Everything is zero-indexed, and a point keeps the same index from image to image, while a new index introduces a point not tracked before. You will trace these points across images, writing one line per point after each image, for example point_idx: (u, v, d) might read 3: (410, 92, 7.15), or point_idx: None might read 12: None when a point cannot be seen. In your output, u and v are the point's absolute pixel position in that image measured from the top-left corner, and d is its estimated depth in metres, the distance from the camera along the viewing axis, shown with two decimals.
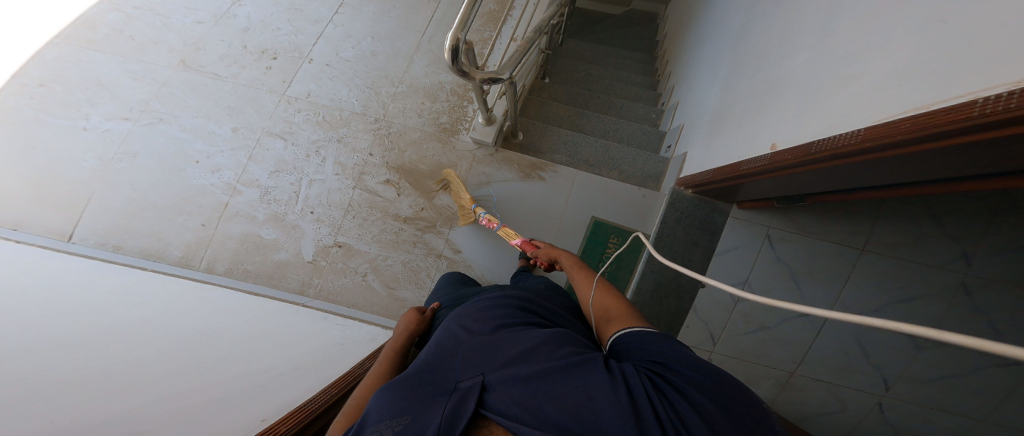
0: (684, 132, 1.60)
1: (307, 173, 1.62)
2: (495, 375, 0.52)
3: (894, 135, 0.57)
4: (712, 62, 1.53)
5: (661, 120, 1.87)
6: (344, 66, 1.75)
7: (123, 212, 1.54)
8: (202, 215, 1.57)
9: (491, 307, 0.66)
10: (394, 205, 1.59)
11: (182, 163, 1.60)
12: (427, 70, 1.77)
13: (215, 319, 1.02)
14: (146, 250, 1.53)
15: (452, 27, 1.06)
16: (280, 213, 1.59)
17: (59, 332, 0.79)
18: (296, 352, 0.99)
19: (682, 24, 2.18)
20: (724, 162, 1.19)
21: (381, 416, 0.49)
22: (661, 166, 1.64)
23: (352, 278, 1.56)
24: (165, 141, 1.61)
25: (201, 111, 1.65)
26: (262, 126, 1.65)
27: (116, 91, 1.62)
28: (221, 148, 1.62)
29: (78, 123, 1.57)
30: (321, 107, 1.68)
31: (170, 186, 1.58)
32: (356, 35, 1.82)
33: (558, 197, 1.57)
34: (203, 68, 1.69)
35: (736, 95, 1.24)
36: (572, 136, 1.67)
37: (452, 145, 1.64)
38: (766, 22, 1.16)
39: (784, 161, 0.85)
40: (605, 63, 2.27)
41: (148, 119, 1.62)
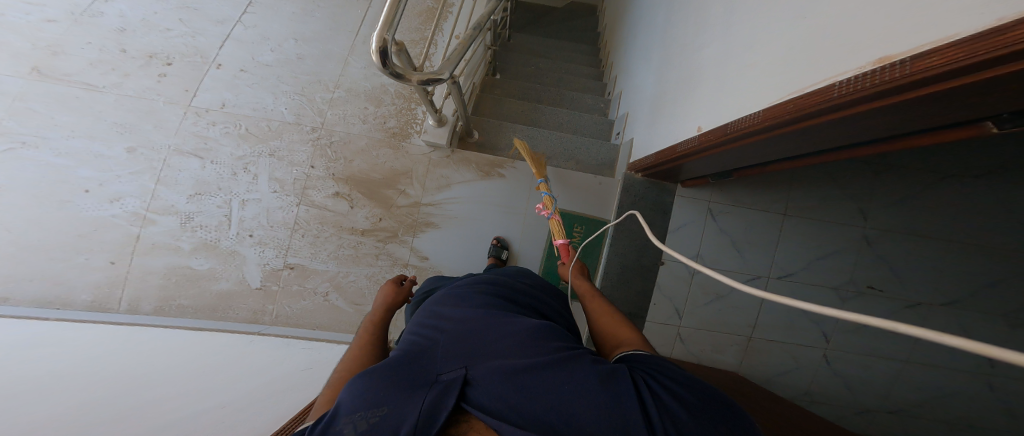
0: (629, 120, 1.69)
1: (237, 192, 1.46)
2: (480, 366, 0.53)
3: (783, 115, 0.67)
4: (644, 53, 1.63)
5: (610, 110, 1.96)
6: (264, 72, 1.59)
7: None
8: (108, 252, 1.37)
9: (472, 303, 0.68)
10: (348, 218, 1.49)
11: (66, 194, 1.36)
12: (366, 73, 1.68)
13: (140, 365, 0.89)
14: (41, 298, 1.31)
15: (377, 26, 0.99)
16: (211, 241, 1.42)
17: None
18: (253, 385, 0.90)
19: (615, 17, 2.29)
20: (663, 146, 1.28)
21: (356, 404, 0.47)
22: (612, 153, 1.72)
23: (313, 300, 1.44)
24: (36, 169, 1.36)
25: (86, 130, 1.41)
26: (167, 143, 1.45)
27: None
28: (115, 172, 1.40)
29: None
30: (242, 118, 1.52)
31: (53, 221, 1.34)
32: (274, 37, 1.66)
33: (520, 193, 1.58)
34: (66, 76, 1.43)
35: (666, 83, 1.33)
36: (527, 130, 1.69)
37: (405, 150, 1.58)
38: (683, 14, 1.27)
39: (709, 141, 0.95)
40: (552, 57, 2.32)
41: (7, 143, 1.36)
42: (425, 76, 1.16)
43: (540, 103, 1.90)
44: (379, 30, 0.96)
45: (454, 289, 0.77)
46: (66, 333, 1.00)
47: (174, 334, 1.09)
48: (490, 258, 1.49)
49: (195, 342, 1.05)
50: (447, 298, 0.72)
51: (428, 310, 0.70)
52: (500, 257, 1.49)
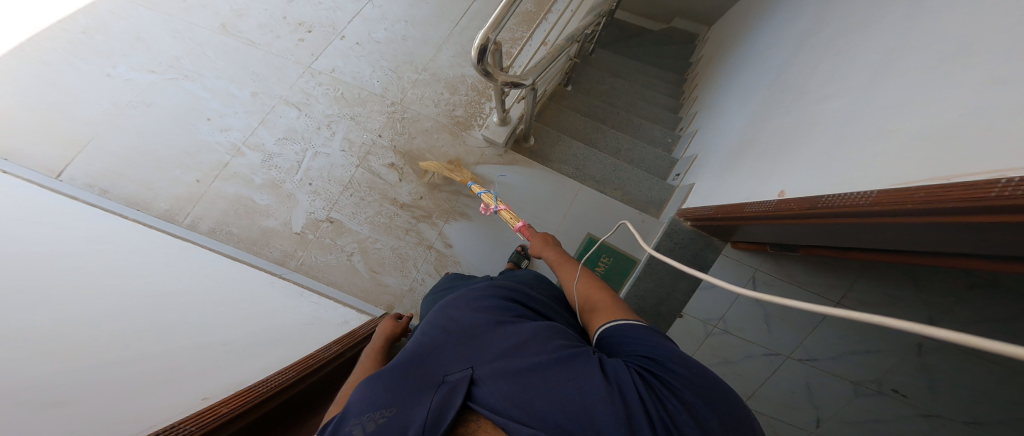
0: (696, 163, 1.54)
1: (314, 144, 1.62)
2: (486, 366, 0.51)
3: (904, 203, 0.53)
4: (740, 96, 1.47)
5: (676, 147, 1.81)
6: (373, 47, 1.76)
7: (119, 157, 1.54)
8: (200, 171, 1.56)
9: (480, 294, 0.64)
10: (393, 189, 1.57)
11: (193, 118, 1.62)
12: (453, 62, 1.75)
13: (189, 278, 1.01)
14: (132, 198, 1.50)
15: (485, 25, 1.04)
16: (278, 181, 1.57)
17: (46, 255, 0.80)
18: (260, 328, 0.99)
19: (717, 51, 2.11)
20: (728, 201, 1.13)
21: (362, 407, 0.47)
22: (665, 193, 1.58)
23: (337, 256, 1.50)
24: (183, 96, 1.64)
25: (229, 73, 1.69)
26: (281, 94, 1.68)
27: (153, 45, 1.69)
28: (236, 109, 1.65)
29: (104, 70, 1.62)
30: (342, 83, 1.70)
31: (175, 137, 1.59)
32: (391, 18, 1.82)
33: (558, 208, 1.53)
34: (240, 33, 1.75)
35: (758, 133, 1.17)
36: (583, 149, 1.63)
37: (463, 139, 1.63)
38: (802, 66, 1.10)
39: (789, 210, 0.81)
40: (630, 79, 2.21)
41: (173, 74, 1.66)
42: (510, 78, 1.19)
43: (604, 124, 1.82)
44: (486, 29, 1.00)
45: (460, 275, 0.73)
46: (140, 235, 1.16)
47: (213, 263, 1.19)
48: (508, 263, 1.46)
49: (232, 274, 1.17)
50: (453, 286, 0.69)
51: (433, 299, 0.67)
52: (519, 264, 1.44)
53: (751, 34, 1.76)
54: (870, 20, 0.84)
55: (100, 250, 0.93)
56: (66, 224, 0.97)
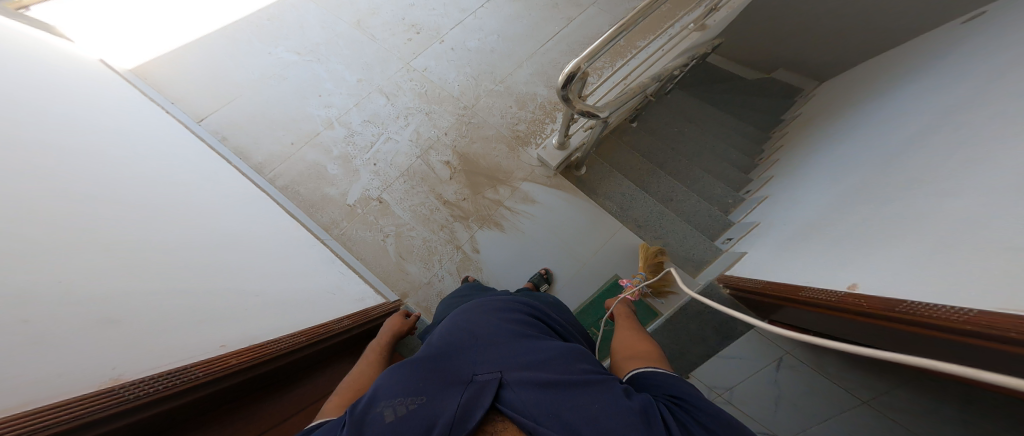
0: (754, 231, 1.38)
1: (389, 130, 1.79)
2: (513, 373, 0.55)
3: (1008, 330, 0.42)
4: (829, 165, 1.25)
5: (734, 208, 1.63)
6: (464, 54, 1.90)
7: (246, 115, 1.86)
8: (296, 135, 1.83)
9: (505, 314, 0.70)
10: (441, 186, 1.64)
11: (309, 93, 1.91)
12: (530, 79, 1.81)
13: (247, 226, 1.19)
14: (240, 147, 1.80)
15: (579, 55, 1.05)
16: (350, 156, 1.76)
17: (158, 180, 1.01)
18: (283, 284, 1.11)
19: (820, 112, 1.85)
20: (779, 281, 0.98)
21: (394, 392, 0.51)
22: (710, 255, 1.50)
23: (375, 234, 1.59)
24: (311, 75, 1.95)
25: (348, 60, 1.97)
26: (379, 84, 1.90)
27: (303, 31, 2.04)
28: (341, 91, 1.91)
29: (268, 48, 2.00)
30: (429, 82, 1.86)
31: (291, 105, 1.89)
32: (486, 30, 1.95)
33: (590, 241, 1.52)
34: (367, 29, 2.04)
35: (840, 215, 0.98)
36: (633, 192, 1.63)
37: (518, 154, 1.66)
38: (913, 148, 0.91)
39: (850, 307, 0.68)
40: (705, 128, 2.08)
41: (311, 57, 1.99)
42: (586, 108, 1.19)
43: (662, 170, 1.77)
44: (580, 59, 1.01)
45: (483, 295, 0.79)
46: (226, 178, 1.39)
47: (272, 216, 1.37)
48: (527, 282, 1.43)
49: (281, 230, 1.34)
50: (476, 302, 0.74)
51: (456, 312, 0.72)
52: (538, 286, 1.41)
53: (865, 100, 1.51)
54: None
55: (195, 185, 1.14)
56: (177, 158, 1.21)
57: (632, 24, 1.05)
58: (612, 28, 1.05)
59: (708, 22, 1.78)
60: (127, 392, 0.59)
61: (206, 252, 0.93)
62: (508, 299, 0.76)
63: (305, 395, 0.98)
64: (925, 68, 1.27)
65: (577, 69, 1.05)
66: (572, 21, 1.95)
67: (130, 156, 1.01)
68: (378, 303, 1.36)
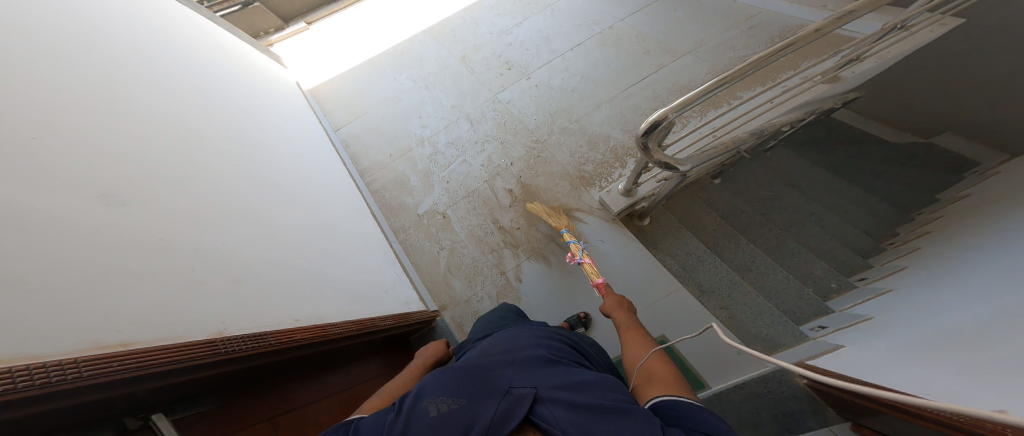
0: (859, 325, 1.08)
1: (466, 153, 1.94)
2: (550, 392, 0.56)
3: None
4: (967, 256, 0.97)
5: (838, 295, 1.30)
6: (547, 91, 2.00)
7: (364, 128, 2.23)
8: (393, 149, 2.10)
9: (542, 344, 0.71)
10: (500, 212, 1.70)
11: (413, 114, 2.20)
12: (607, 121, 1.80)
13: (331, 226, 1.40)
14: (352, 155, 2.14)
15: (668, 103, 0.93)
16: (430, 172, 1.94)
17: (275, 179, 1.28)
18: (344, 276, 1.26)
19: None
20: (880, 384, 0.79)
21: (437, 391, 0.55)
22: (791, 341, 1.24)
23: (432, 245, 1.71)
24: (418, 99, 2.24)
25: (448, 90, 2.22)
26: (468, 111, 2.10)
27: (420, 63, 2.38)
28: (437, 114, 2.15)
29: (393, 76, 2.37)
30: (510, 114, 1.99)
31: (396, 124, 2.19)
32: (572, 71, 2.02)
33: (640, 298, 1.41)
34: (470, 63, 2.29)
35: (982, 338, 0.72)
36: (702, 252, 1.49)
37: (580, 193, 1.65)
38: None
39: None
40: (810, 193, 1.73)
41: (421, 84, 2.29)
42: (667, 160, 1.05)
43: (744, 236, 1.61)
44: (668, 109, 0.89)
45: (522, 328, 0.81)
46: (327, 180, 1.67)
47: (350, 215, 1.60)
48: (564, 322, 1.38)
49: (354, 229, 1.53)
50: (515, 333, 0.77)
51: (496, 340, 0.75)
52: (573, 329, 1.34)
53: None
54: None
55: (294, 182, 1.39)
56: (288, 157, 1.49)
57: (739, 77, 0.91)
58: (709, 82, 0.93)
59: (845, 74, 1.53)
60: (222, 345, 0.71)
61: (286, 238, 1.12)
62: (546, 332, 0.78)
63: (340, 382, 1.07)
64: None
65: (665, 119, 0.92)
66: (661, 67, 1.91)
67: (256, 152, 1.28)
68: (419, 311, 1.45)
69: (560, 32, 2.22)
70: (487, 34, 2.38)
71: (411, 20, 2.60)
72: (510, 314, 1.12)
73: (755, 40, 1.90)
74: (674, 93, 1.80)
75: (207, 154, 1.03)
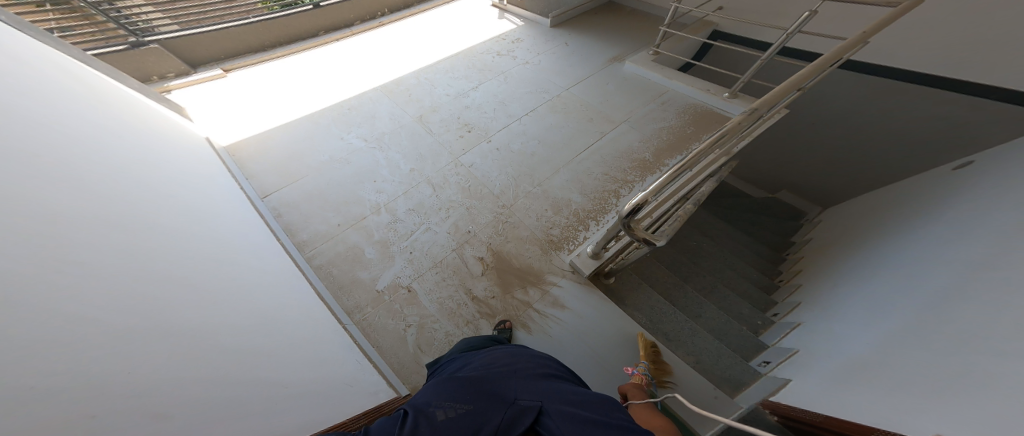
0: (793, 358, 1.22)
1: (430, 221, 1.89)
2: (548, 405, 0.71)
3: None
4: (869, 295, 1.20)
5: (766, 331, 1.51)
6: (507, 154, 2.10)
7: (305, 193, 2.03)
8: (343, 217, 1.94)
9: (538, 365, 0.86)
10: (472, 280, 1.65)
11: (366, 178, 2.10)
12: (566, 185, 1.91)
13: (275, 315, 1.21)
14: (291, 224, 1.91)
15: (646, 188, 1.14)
16: (388, 242, 1.82)
17: (197, 267, 1.08)
18: (297, 373, 1.07)
19: (841, 234, 1.86)
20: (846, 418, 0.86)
21: (454, 400, 0.69)
22: (748, 376, 1.29)
23: (397, 323, 1.56)
24: (371, 161, 2.18)
25: (405, 151, 2.22)
26: (429, 175, 2.09)
27: (373, 122, 2.37)
28: (394, 178, 2.10)
29: (342, 134, 2.30)
30: (473, 177, 2.03)
31: (347, 189, 2.06)
32: (528, 135, 2.17)
33: (620, 354, 1.37)
34: (427, 123, 2.35)
35: (921, 367, 0.84)
36: (664, 304, 1.54)
37: (550, 257, 1.67)
38: (981, 304, 0.85)
39: None
40: (722, 244, 2.13)
41: (375, 144, 2.26)
42: (647, 236, 1.20)
43: (689, 283, 1.76)
44: (648, 192, 1.09)
45: (517, 346, 0.98)
46: (262, 260, 1.45)
47: (296, 298, 1.41)
48: None
49: (302, 318, 1.32)
50: (512, 351, 0.93)
51: (495, 355, 0.91)
52: None
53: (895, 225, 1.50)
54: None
55: (223, 269, 1.18)
56: (211, 239, 1.27)
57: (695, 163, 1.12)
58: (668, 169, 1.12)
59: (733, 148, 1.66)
60: None
61: (216, 340, 0.92)
62: (538, 354, 0.94)
63: None
64: (955, 204, 1.28)
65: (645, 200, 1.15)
66: (605, 133, 2.13)
67: (173, 240, 1.08)
68: (392, 399, 1.27)
69: (514, 97, 2.42)
70: (444, 95, 2.50)
71: (357, 81, 2.61)
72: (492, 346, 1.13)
73: (668, 113, 2.22)
74: (620, 158, 1.99)
75: (106, 253, 0.83)
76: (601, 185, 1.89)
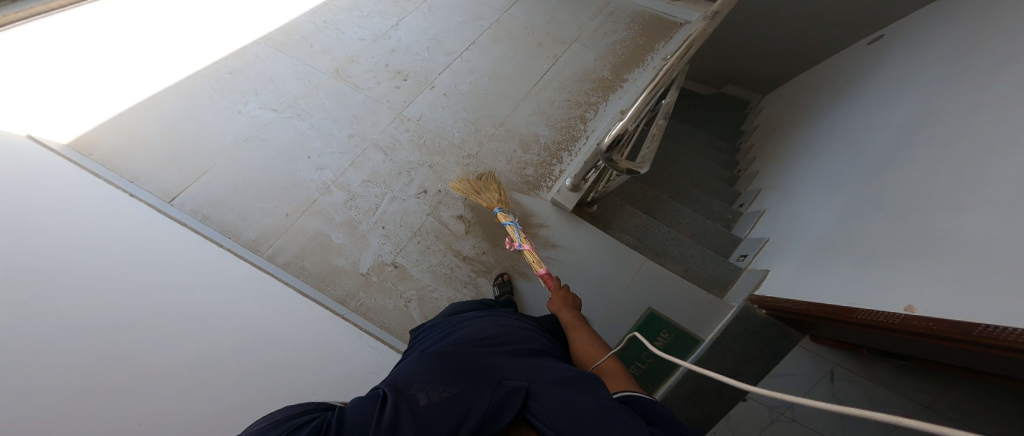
0: (767, 247, 1.52)
1: (393, 189, 1.72)
2: (539, 386, 0.63)
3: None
4: (824, 177, 1.43)
5: (737, 224, 1.80)
6: (457, 99, 1.91)
7: (227, 186, 1.69)
8: (291, 205, 1.69)
9: (523, 339, 0.81)
10: (457, 241, 1.59)
11: (296, 156, 1.80)
12: (529, 119, 1.82)
13: (275, 323, 1.08)
14: (228, 225, 1.63)
15: (625, 116, 1.22)
16: (355, 221, 1.66)
17: (159, 299, 0.89)
18: (324, 378, 0.99)
19: (779, 122, 2.17)
20: (824, 302, 1.11)
21: (435, 382, 0.59)
22: (732, 275, 1.54)
23: (395, 302, 1.49)
24: (294, 133, 1.85)
25: (334, 114, 1.91)
26: (372, 138, 1.85)
27: (273, 85, 1.95)
28: (333, 149, 1.82)
29: (237, 106, 1.86)
30: (426, 132, 1.84)
31: (279, 172, 1.75)
32: (476, 72, 1.97)
33: (620, 279, 1.52)
34: (349, 78, 2.01)
35: (888, 228, 1.03)
36: (647, 221, 1.64)
37: (529, 198, 1.65)
38: (915, 163, 1.04)
39: (917, 330, 0.81)
40: (687, 146, 2.27)
41: (290, 113, 1.89)
42: (628, 165, 1.26)
43: (664, 191, 1.88)
44: (628, 120, 1.18)
45: (499, 318, 0.92)
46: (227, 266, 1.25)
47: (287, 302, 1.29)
48: None
49: (302, 315, 1.22)
50: (495, 323, 0.87)
51: (479, 327, 0.84)
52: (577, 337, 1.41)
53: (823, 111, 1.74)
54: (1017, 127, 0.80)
55: (191, 293, 0.99)
56: (157, 256, 1.06)
57: (664, 82, 1.28)
58: (645, 88, 1.26)
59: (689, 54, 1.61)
60: None
61: (230, 375, 0.82)
62: (521, 326, 0.88)
63: None
64: (877, 80, 1.50)
65: (625, 129, 1.21)
66: (558, 57, 2.00)
67: (93, 277, 0.85)
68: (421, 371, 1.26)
69: (447, 31, 2.13)
70: (359, 40, 2.12)
71: (229, 32, 2.04)
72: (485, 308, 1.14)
73: (618, 25, 2.12)
74: (579, 81, 1.92)
75: (21, 355, 0.63)
76: (565, 113, 1.84)
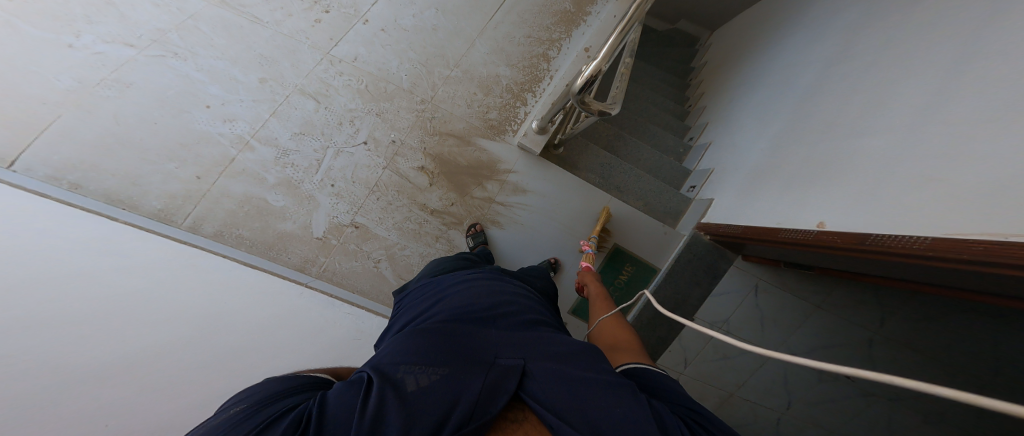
0: (712, 178, 1.71)
1: (335, 141, 1.49)
2: (537, 363, 0.53)
3: (910, 248, 0.80)
4: (757, 118, 1.60)
5: (687, 157, 1.99)
6: (399, 35, 1.62)
7: (94, 147, 1.29)
8: (200, 166, 1.37)
9: (519, 305, 0.70)
10: (423, 194, 1.49)
11: (188, 104, 1.40)
12: (486, 59, 1.68)
13: (226, 303, 0.95)
14: (111, 194, 1.28)
15: (598, 56, 1.18)
16: (295, 181, 1.43)
17: None
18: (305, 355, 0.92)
19: (721, 62, 2.31)
20: (756, 224, 1.31)
21: (423, 363, 0.49)
22: (682, 205, 1.73)
23: (363, 262, 1.41)
24: (174, 77, 1.41)
25: (228, 52, 1.47)
26: (296, 82, 1.51)
27: (115, 8, 1.40)
28: (240, 97, 1.45)
29: (64, 38, 1.33)
30: (365, 74, 1.56)
31: (167, 126, 1.36)
32: (419, 3, 1.66)
33: (588, 218, 1.60)
34: (242, 6, 1.51)
35: (807, 153, 1.22)
36: (611, 160, 1.70)
37: (496, 143, 1.60)
38: (830, 100, 1.21)
39: (830, 241, 0.99)
40: (643, 83, 2.34)
41: (159, 50, 1.41)
42: (600, 107, 1.26)
43: (625, 130, 1.96)
44: (602, 61, 1.15)
45: (493, 282, 0.80)
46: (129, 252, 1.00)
47: None
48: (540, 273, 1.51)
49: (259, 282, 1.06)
50: (491, 288, 0.76)
51: (472, 291, 0.73)
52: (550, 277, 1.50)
53: (758, 58, 1.90)
54: (914, 64, 0.94)
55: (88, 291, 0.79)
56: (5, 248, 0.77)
57: (637, 17, 1.20)
58: (617, 25, 1.20)
59: None
60: None
61: None
62: (517, 292, 0.77)
63: None
64: (799, 25, 1.65)
65: (598, 70, 1.18)
66: None
67: None
68: None
69: None
70: None
71: None
72: (462, 262, 1.11)
73: None
74: (539, 14, 1.76)
75: None
76: (527, 51, 1.73)
